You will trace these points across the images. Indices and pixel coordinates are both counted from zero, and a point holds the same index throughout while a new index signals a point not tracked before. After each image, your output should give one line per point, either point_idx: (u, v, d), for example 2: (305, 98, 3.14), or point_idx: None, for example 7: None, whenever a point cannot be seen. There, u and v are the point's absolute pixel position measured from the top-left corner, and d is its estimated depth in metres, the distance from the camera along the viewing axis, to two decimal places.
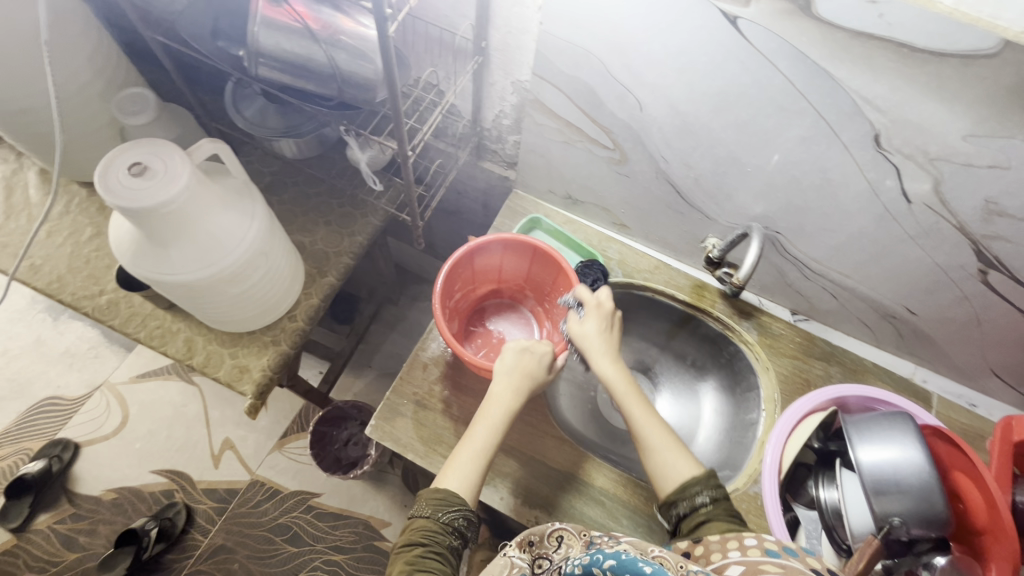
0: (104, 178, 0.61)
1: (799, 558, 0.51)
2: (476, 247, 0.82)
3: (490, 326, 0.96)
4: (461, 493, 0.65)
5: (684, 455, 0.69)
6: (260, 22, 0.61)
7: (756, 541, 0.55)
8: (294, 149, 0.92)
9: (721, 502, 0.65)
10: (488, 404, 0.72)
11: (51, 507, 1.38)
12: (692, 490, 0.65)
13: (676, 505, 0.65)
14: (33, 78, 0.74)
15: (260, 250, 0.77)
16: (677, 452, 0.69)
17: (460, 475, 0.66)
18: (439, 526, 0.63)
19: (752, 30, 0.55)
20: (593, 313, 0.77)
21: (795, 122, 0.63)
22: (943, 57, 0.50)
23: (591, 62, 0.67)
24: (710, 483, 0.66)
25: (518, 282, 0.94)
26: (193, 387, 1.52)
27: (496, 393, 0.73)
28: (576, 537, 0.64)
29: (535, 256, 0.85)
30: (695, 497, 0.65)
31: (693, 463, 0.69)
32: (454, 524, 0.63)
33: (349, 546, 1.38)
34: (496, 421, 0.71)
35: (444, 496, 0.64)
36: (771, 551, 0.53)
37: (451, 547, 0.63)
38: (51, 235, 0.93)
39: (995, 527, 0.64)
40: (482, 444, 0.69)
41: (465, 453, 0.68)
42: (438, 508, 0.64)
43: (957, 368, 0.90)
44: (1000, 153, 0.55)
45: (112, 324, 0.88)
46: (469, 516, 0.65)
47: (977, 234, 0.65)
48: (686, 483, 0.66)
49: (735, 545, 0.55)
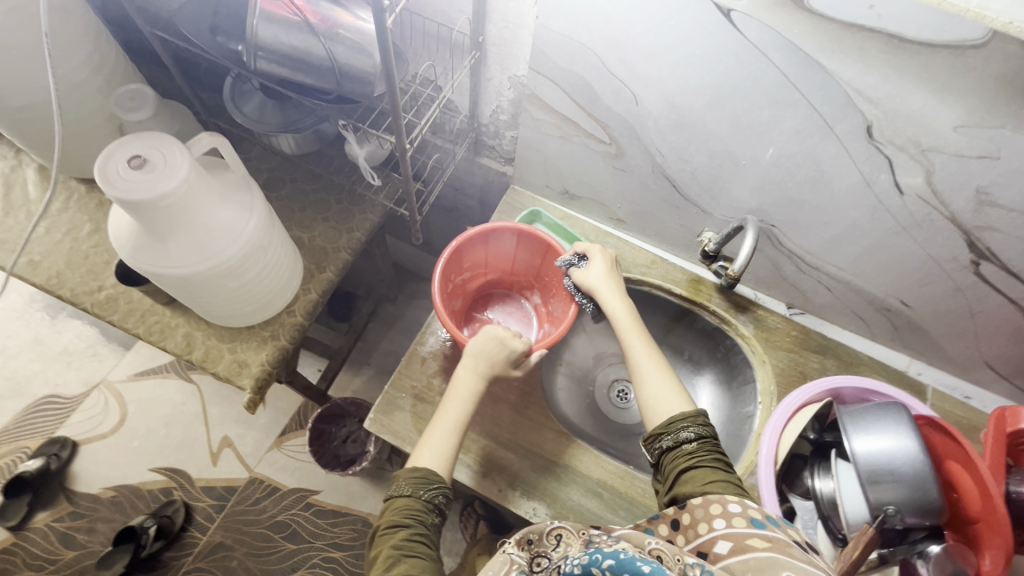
0: (103, 170, 0.62)
1: (782, 529, 0.51)
2: (492, 230, 0.83)
3: (493, 315, 0.97)
4: (438, 471, 0.67)
5: (677, 391, 0.71)
6: (258, 15, 0.61)
7: (741, 508, 0.54)
8: (292, 144, 0.93)
9: (706, 439, 0.66)
10: (454, 384, 0.74)
11: (49, 505, 1.38)
12: (679, 426, 0.67)
13: (661, 439, 0.67)
14: (33, 73, 0.74)
15: (260, 243, 0.77)
16: (671, 386, 0.71)
17: (433, 452, 0.68)
18: (421, 504, 0.63)
19: (746, 23, 0.56)
20: (598, 257, 0.82)
21: (789, 114, 0.64)
22: (933, 47, 0.51)
23: (587, 56, 0.68)
24: (698, 421, 0.67)
25: (528, 278, 0.94)
26: (191, 386, 1.52)
27: (462, 376, 0.74)
28: (575, 536, 0.60)
29: (548, 253, 0.85)
30: (680, 433, 0.66)
31: (683, 400, 0.70)
32: (435, 502, 0.65)
33: (348, 543, 1.38)
34: (465, 399, 0.72)
35: (424, 475, 0.65)
36: (755, 522, 0.52)
37: (433, 524, 0.64)
38: (50, 231, 0.93)
39: (989, 515, 0.64)
40: (453, 420, 0.71)
41: (438, 428, 0.70)
42: (419, 486, 0.65)
43: (951, 360, 0.91)
44: (990, 143, 0.56)
45: (111, 319, 0.88)
46: (446, 493, 0.66)
47: (969, 225, 0.66)
48: (675, 419, 0.67)
49: (719, 511, 0.55)
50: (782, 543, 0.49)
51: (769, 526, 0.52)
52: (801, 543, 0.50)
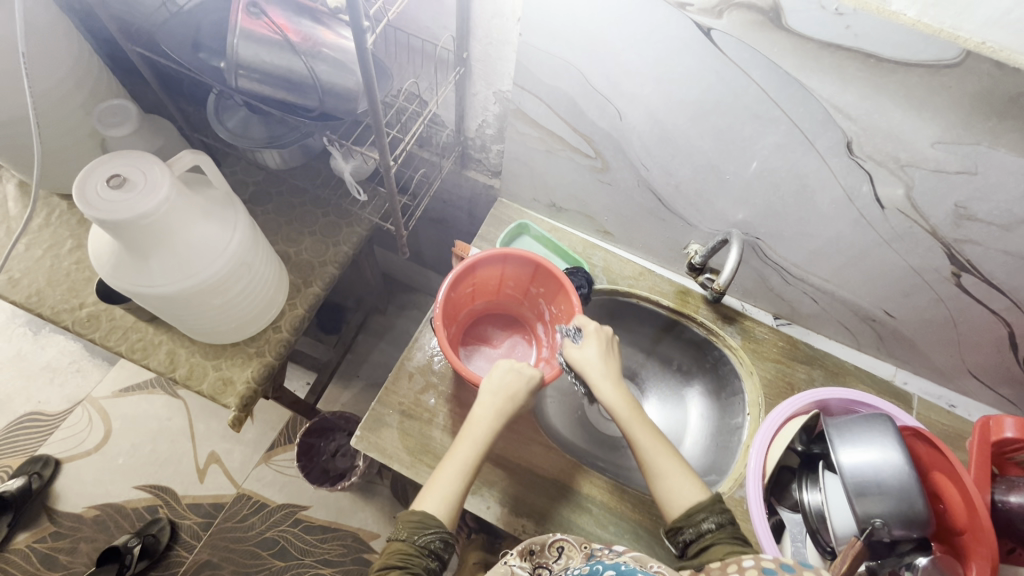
0: (82, 191, 0.61)
1: (794, 573, 0.50)
2: (508, 255, 0.83)
3: (495, 340, 0.96)
4: (439, 517, 0.65)
5: (691, 478, 0.68)
6: (239, 34, 0.60)
7: (754, 562, 0.53)
8: (278, 159, 0.92)
9: (727, 527, 0.63)
10: (470, 425, 0.72)
11: (31, 525, 1.36)
12: (697, 517, 0.64)
13: (682, 531, 0.64)
14: (11, 89, 0.73)
15: (244, 260, 0.77)
16: (684, 475, 0.68)
17: (438, 497, 0.66)
18: (414, 549, 0.63)
19: (725, 41, 0.56)
20: (592, 337, 0.76)
21: (770, 129, 0.64)
22: (909, 66, 0.51)
23: (570, 71, 0.68)
24: (716, 510, 0.64)
25: (538, 315, 0.93)
26: (177, 401, 1.50)
27: (477, 415, 0.72)
28: (577, 549, 0.63)
29: (560, 295, 0.83)
30: (701, 523, 0.63)
31: (698, 486, 0.67)
32: (429, 547, 0.63)
33: (338, 559, 1.36)
34: (478, 439, 0.70)
35: (420, 518, 0.65)
36: (769, 570, 0.52)
37: (428, 569, 0.63)
38: (30, 248, 0.92)
39: (975, 526, 0.64)
40: (462, 463, 0.69)
41: (447, 473, 0.68)
42: (414, 531, 0.64)
43: (936, 369, 0.91)
44: (967, 159, 0.57)
45: (92, 337, 0.87)
46: (446, 539, 0.64)
47: (949, 238, 0.67)
48: (693, 509, 0.65)
49: (735, 568, 0.54)
50: None
51: (781, 574, 0.51)
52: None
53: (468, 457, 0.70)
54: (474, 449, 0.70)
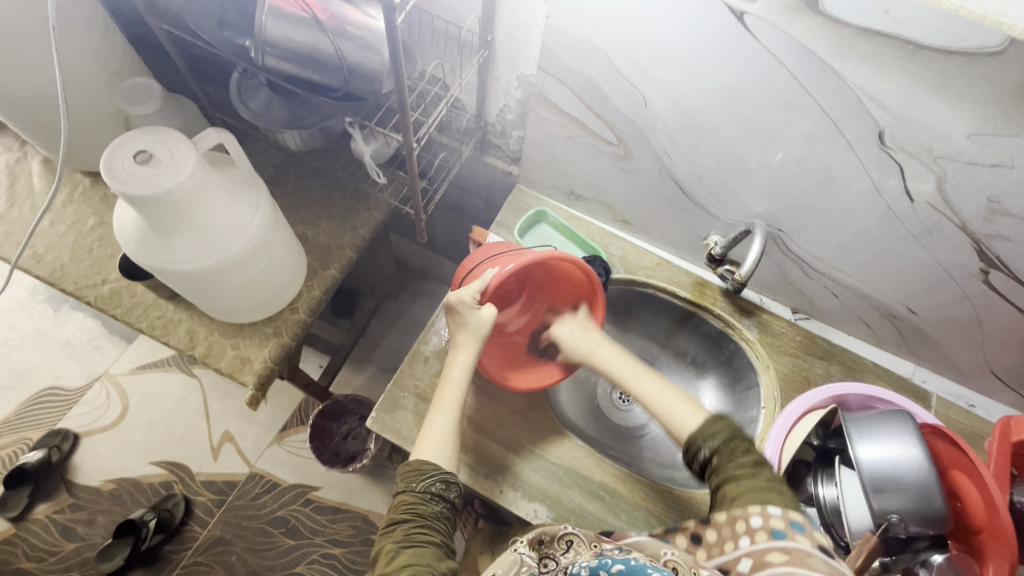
0: (109, 165, 0.62)
1: (807, 536, 0.50)
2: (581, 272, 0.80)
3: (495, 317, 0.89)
4: (435, 462, 0.68)
5: (688, 403, 0.73)
6: (267, 11, 0.61)
7: (762, 521, 0.53)
8: (298, 141, 0.93)
9: (725, 447, 0.65)
10: (448, 368, 0.75)
11: (50, 497, 1.39)
12: (697, 442, 0.67)
13: (692, 463, 0.68)
14: (41, 66, 0.74)
15: (265, 240, 0.77)
16: (682, 402, 0.73)
17: (433, 446, 0.69)
18: (416, 496, 0.65)
19: (759, 26, 0.55)
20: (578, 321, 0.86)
21: (800, 118, 0.63)
22: (949, 54, 0.50)
23: (596, 55, 0.67)
24: (711, 433, 0.67)
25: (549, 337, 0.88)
26: (192, 379, 1.52)
27: (460, 357, 0.75)
28: (587, 545, 0.59)
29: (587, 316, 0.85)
30: (699, 451, 0.67)
31: (696, 409, 0.72)
32: (431, 490, 0.65)
33: (348, 539, 1.38)
34: (459, 381, 0.74)
35: (416, 467, 0.67)
36: (776, 532, 0.52)
37: (436, 514, 0.64)
38: (55, 224, 0.93)
39: (994, 526, 0.64)
40: (452, 407, 0.73)
41: (438, 418, 0.71)
42: (412, 479, 0.66)
43: (957, 367, 0.90)
44: (1003, 151, 0.55)
45: (114, 313, 0.88)
46: (445, 479, 0.66)
47: (979, 233, 0.65)
48: (691, 437, 0.68)
49: (742, 528, 0.54)
50: (800, 554, 0.49)
51: (793, 534, 0.51)
52: (826, 550, 0.49)
53: (456, 402, 0.73)
54: (458, 391, 0.73)
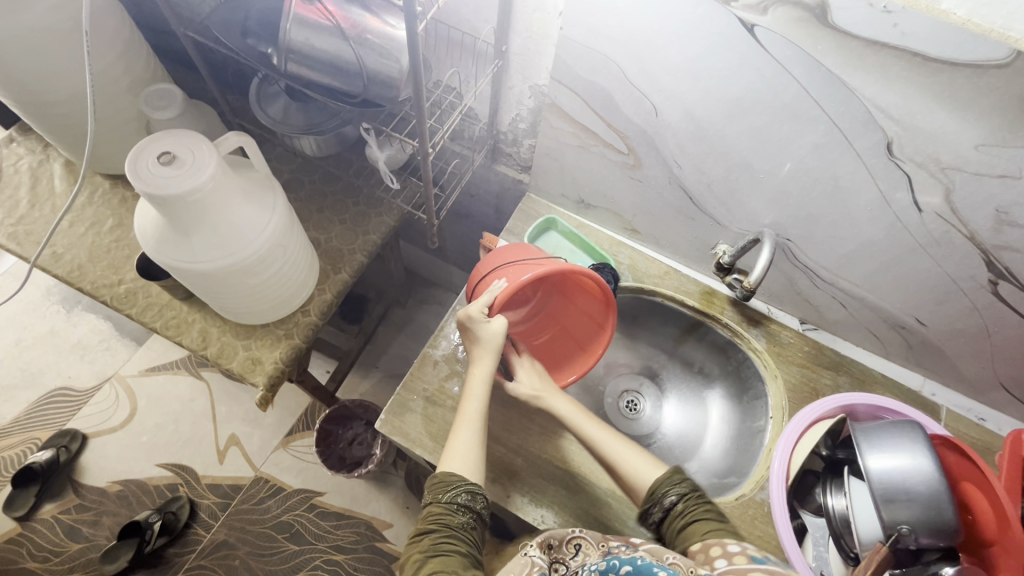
0: (134, 166, 0.63)
1: (783, 563, 0.52)
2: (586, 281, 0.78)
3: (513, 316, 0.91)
4: (460, 473, 0.68)
5: (644, 455, 0.75)
6: (291, 19, 0.63)
7: (740, 548, 0.56)
8: (314, 147, 0.95)
9: (690, 495, 0.68)
10: (470, 382, 0.76)
11: (56, 497, 1.39)
12: (659, 493, 0.69)
13: (650, 512, 0.69)
14: (68, 70, 0.76)
15: (279, 241, 0.78)
16: (639, 454, 0.75)
17: (460, 458, 0.70)
18: (443, 507, 0.65)
19: (768, 38, 0.57)
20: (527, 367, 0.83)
21: (808, 129, 0.64)
22: (957, 66, 0.51)
23: (607, 66, 0.68)
24: (676, 481, 0.69)
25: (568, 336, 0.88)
26: (200, 382, 1.53)
27: (477, 370, 0.76)
28: (595, 547, 0.60)
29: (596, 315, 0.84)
30: (664, 500, 0.68)
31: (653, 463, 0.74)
32: (457, 501, 0.65)
33: (351, 546, 1.38)
34: (479, 395, 0.75)
35: (443, 478, 0.67)
36: (756, 557, 0.54)
37: (462, 524, 0.64)
38: (74, 225, 0.95)
39: (1004, 538, 0.63)
40: (474, 420, 0.73)
41: (464, 431, 0.72)
42: (439, 490, 0.66)
43: (965, 380, 0.90)
44: (1010, 163, 0.56)
45: (129, 312, 0.90)
46: (471, 490, 0.66)
47: (988, 244, 0.66)
48: (655, 486, 0.70)
49: (719, 552, 0.57)
50: (779, 573, 0.50)
51: (769, 561, 0.53)
52: None
53: (477, 414, 0.74)
54: (478, 403, 0.74)
